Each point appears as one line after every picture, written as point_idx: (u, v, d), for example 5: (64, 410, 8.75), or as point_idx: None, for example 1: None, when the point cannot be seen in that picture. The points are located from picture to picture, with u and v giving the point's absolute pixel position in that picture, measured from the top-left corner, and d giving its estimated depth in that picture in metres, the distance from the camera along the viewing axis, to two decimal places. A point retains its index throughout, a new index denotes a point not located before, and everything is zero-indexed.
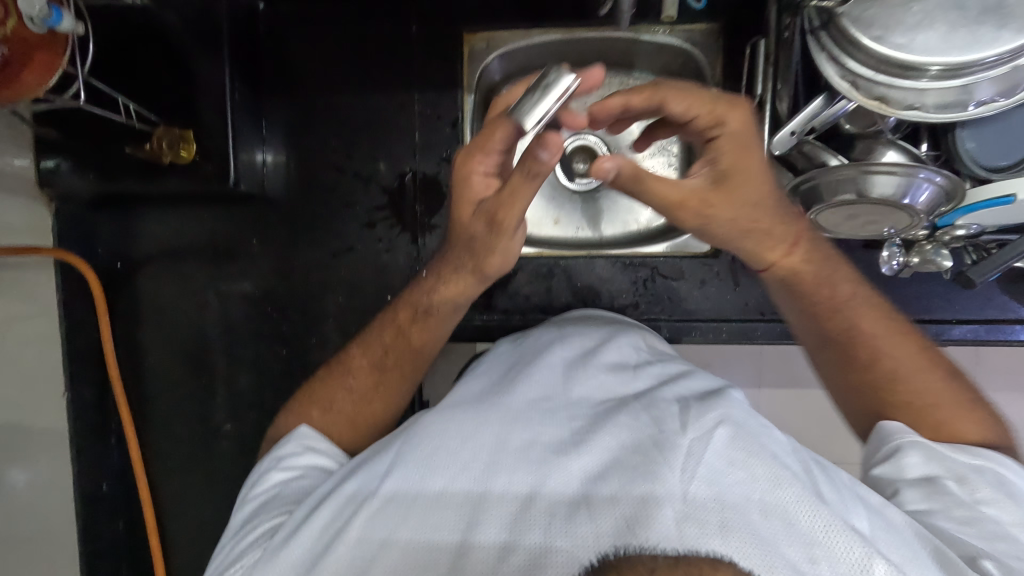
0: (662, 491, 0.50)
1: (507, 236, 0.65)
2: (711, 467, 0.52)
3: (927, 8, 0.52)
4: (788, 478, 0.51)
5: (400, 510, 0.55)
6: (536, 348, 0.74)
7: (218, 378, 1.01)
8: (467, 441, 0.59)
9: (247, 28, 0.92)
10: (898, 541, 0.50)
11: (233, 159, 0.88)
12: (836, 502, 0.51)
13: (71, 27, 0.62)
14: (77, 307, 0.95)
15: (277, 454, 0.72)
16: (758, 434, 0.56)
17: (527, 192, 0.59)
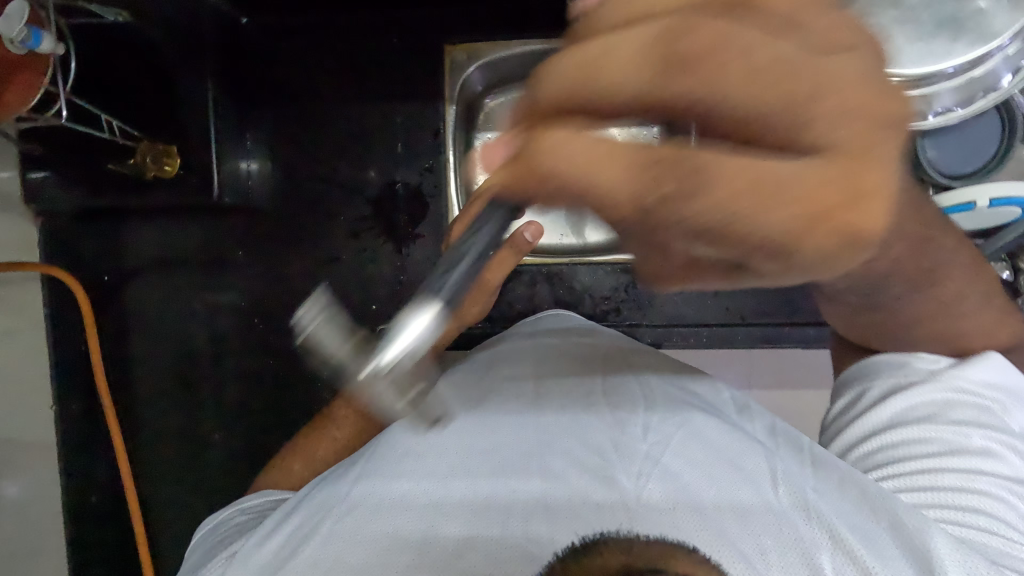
0: (619, 496, 0.55)
1: (489, 291, 0.79)
2: (667, 468, 0.57)
3: (884, 22, 0.53)
4: (747, 474, 0.56)
5: (370, 508, 0.57)
6: (501, 357, 0.73)
7: (205, 388, 1.02)
8: (434, 450, 0.60)
9: (229, 43, 0.92)
10: (845, 514, 0.53)
11: (217, 169, 0.91)
12: (787, 496, 0.54)
13: (51, 48, 0.64)
14: (65, 320, 0.95)
15: (240, 505, 0.67)
16: (716, 437, 0.59)
17: (510, 260, 0.76)
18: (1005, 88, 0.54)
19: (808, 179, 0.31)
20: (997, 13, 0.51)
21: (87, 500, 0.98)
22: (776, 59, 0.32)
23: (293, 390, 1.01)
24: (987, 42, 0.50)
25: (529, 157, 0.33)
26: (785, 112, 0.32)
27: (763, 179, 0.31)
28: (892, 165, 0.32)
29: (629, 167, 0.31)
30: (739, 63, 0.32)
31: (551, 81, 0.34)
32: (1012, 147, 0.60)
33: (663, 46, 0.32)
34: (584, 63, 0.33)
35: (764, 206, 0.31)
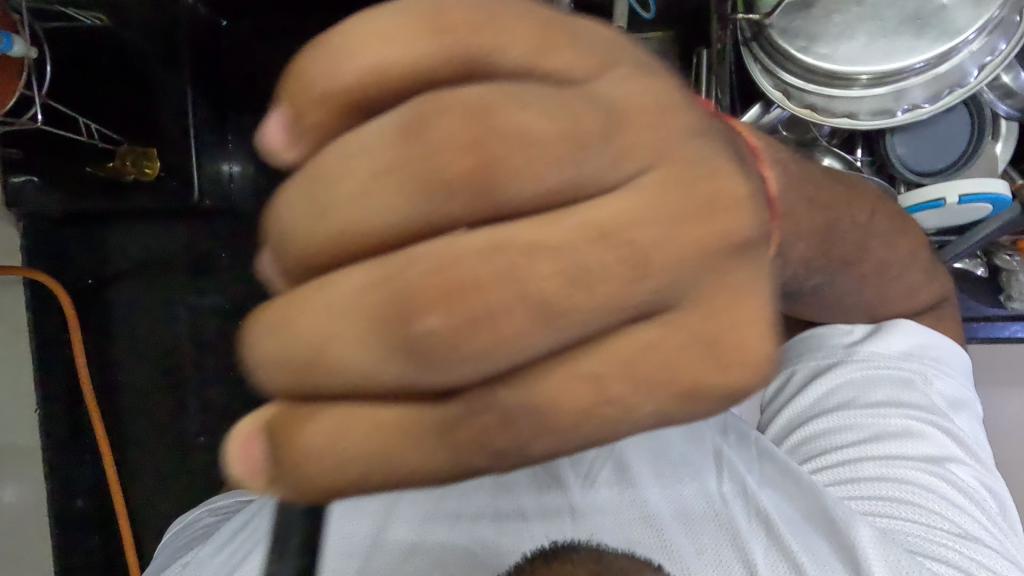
0: (565, 497, 0.57)
1: None
2: (619, 468, 0.58)
3: (848, 18, 0.53)
4: (694, 472, 0.57)
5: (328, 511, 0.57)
6: None
7: (189, 390, 1.03)
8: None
9: (207, 44, 0.92)
10: (782, 510, 0.53)
11: (197, 166, 0.91)
12: (733, 496, 0.55)
13: (22, 51, 0.64)
14: (46, 325, 0.95)
15: (212, 505, 0.68)
16: (671, 437, 0.59)
17: None
18: (971, 85, 0.54)
19: (590, 371, 0.19)
20: (959, 10, 0.51)
21: (73, 504, 0.98)
22: (568, 265, 0.18)
23: None
24: (951, 39, 0.50)
25: (277, 474, 0.20)
26: (511, 320, 0.18)
27: (599, 385, 0.19)
28: (763, 312, 0.21)
29: (392, 353, 0.18)
30: (517, 299, 0.18)
31: (264, 344, 0.19)
32: (981, 145, 0.60)
33: (393, 317, 0.18)
34: (278, 315, 0.19)
35: (625, 389, 0.19)
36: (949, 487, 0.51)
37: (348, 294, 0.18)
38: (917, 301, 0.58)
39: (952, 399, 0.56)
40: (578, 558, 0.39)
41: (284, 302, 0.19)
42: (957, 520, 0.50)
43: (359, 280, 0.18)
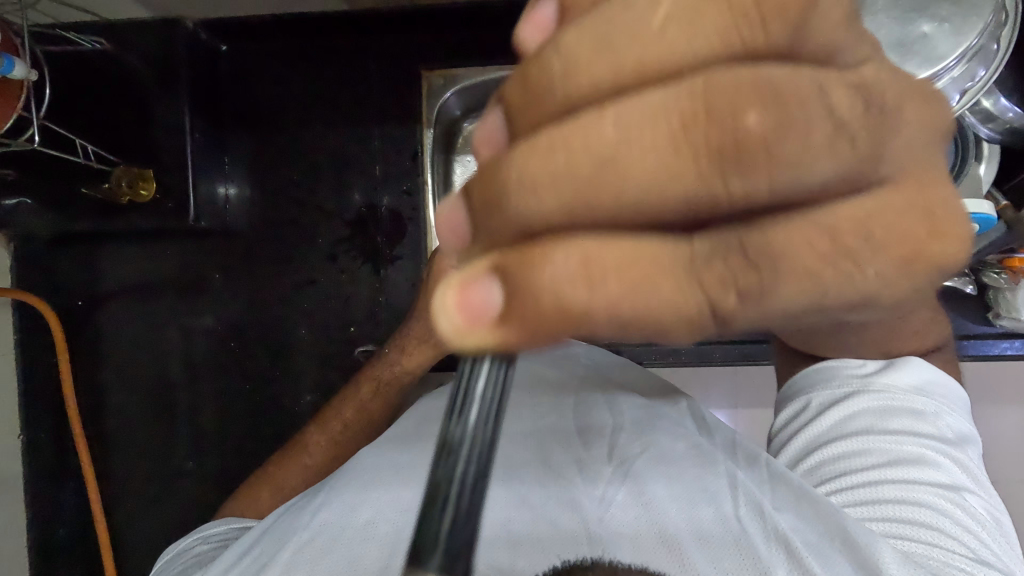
0: (579, 520, 0.53)
1: None
2: (635, 488, 0.55)
3: None
4: (708, 494, 0.53)
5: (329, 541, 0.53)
6: None
7: (180, 413, 1.01)
8: (403, 471, 0.58)
9: (207, 69, 0.93)
10: (803, 532, 0.50)
11: (193, 193, 0.90)
12: (749, 516, 0.51)
13: (23, 74, 0.65)
14: (35, 347, 0.94)
15: (203, 531, 0.66)
16: (684, 461, 0.57)
17: None
18: (954, 109, 0.56)
19: (832, 222, 0.21)
20: (940, 38, 0.52)
21: (55, 532, 0.95)
22: (851, 96, 0.21)
23: (269, 414, 1.01)
24: (934, 64, 0.52)
25: (517, 305, 0.20)
26: (800, 258, 0.21)
27: (819, 275, 0.21)
28: (956, 204, 0.22)
29: (674, 282, 0.20)
30: (821, 119, 0.20)
31: (532, 163, 0.20)
32: (966, 166, 0.62)
33: (700, 124, 0.19)
34: (540, 164, 0.20)
35: (864, 241, 0.21)
36: (961, 513, 0.52)
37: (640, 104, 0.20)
38: (928, 336, 0.58)
39: (957, 427, 0.57)
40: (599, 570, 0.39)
41: (566, 124, 0.20)
42: (967, 543, 0.50)
43: (664, 97, 0.20)
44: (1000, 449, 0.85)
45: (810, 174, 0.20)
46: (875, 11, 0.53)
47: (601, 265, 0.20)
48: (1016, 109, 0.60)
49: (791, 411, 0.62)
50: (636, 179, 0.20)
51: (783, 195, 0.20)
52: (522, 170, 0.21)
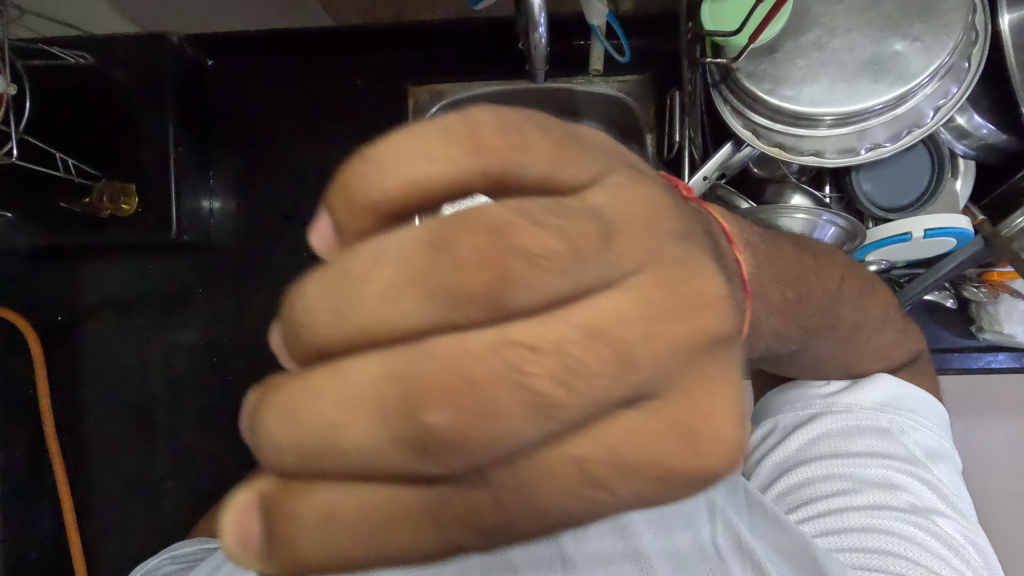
0: (553, 549, 0.45)
1: None
2: (613, 513, 0.48)
3: (810, 63, 0.55)
4: (694, 523, 0.48)
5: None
6: None
7: (160, 431, 0.99)
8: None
9: (193, 83, 0.93)
10: (775, 562, 0.48)
11: (177, 207, 0.89)
12: (728, 553, 0.47)
13: (4, 88, 0.64)
14: (13, 362, 0.93)
15: (172, 552, 0.61)
16: (669, 487, 0.51)
17: None
18: (928, 125, 0.57)
19: (580, 454, 0.22)
20: (913, 56, 0.53)
21: (27, 554, 0.93)
22: (550, 233, 0.22)
23: None
24: (909, 81, 0.53)
25: (269, 544, 0.23)
26: (504, 415, 0.21)
27: (585, 465, 0.22)
28: (735, 407, 0.24)
29: (378, 415, 0.21)
30: (589, 222, 0.23)
31: (310, 340, 0.22)
32: (941, 182, 0.63)
33: (439, 315, 0.21)
34: (290, 400, 0.22)
35: (607, 468, 0.22)
36: (930, 538, 0.51)
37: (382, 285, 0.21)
38: (890, 355, 0.60)
39: (927, 449, 0.57)
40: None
41: (323, 330, 0.22)
42: (940, 570, 0.49)
43: (397, 251, 0.21)
44: (990, 465, 0.85)
45: (592, 282, 0.23)
46: (849, 30, 0.55)
47: (331, 506, 0.22)
48: (990, 126, 0.61)
49: (761, 437, 0.62)
50: (346, 398, 0.21)
51: (532, 303, 0.22)
52: (302, 409, 0.22)
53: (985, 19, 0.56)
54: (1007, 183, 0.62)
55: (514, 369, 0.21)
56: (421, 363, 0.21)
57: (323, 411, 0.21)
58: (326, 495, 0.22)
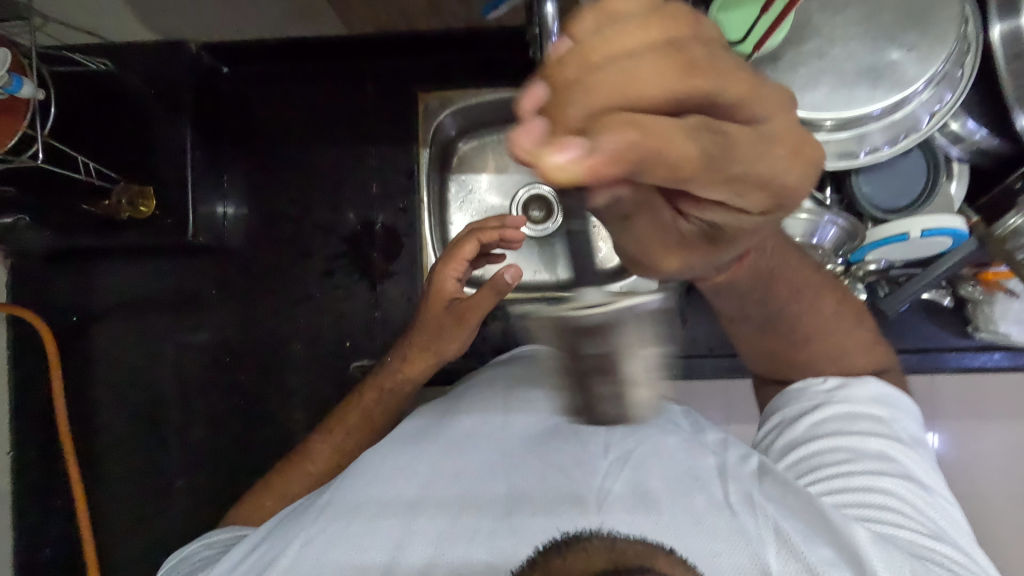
0: (579, 509, 0.52)
1: (467, 327, 0.77)
2: (631, 478, 0.55)
3: (811, 71, 0.58)
4: (699, 485, 0.54)
5: (326, 548, 0.54)
6: (503, 382, 0.69)
7: (172, 430, 1.00)
8: (404, 474, 0.59)
9: (208, 90, 0.95)
10: (790, 521, 0.52)
11: (192, 211, 0.90)
12: (742, 507, 0.52)
13: (32, 93, 0.66)
14: (28, 363, 0.94)
15: (206, 540, 0.66)
16: (679, 457, 0.57)
17: (490, 300, 0.75)
18: (923, 130, 0.59)
19: (788, 177, 0.32)
20: (908, 65, 0.56)
21: (41, 551, 0.94)
22: (781, 96, 0.30)
23: (263, 430, 1.00)
24: (904, 89, 0.55)
25: (583, 132, 0.25)
26: (755, 134, 0.29)
27: (775, 185, 0.31)
28: None
29: (699, 91, 0.27)
30: (768, 98, 0.30)
31: (612, 23, 0.26)
32: (937, 184, 0.66)
33: (701, 73, 0.27)
34: (597, 79, 0.26)
35: (791, 185, 0.32)
36: (920, 500, 0.55)
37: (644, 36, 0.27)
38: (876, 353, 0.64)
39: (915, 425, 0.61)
40: (593, 547, 0.41)
41: (622, 57, 0.26)
42: (927, 527, 0.54)
43: (681, 31, 0.27)
44: (997, 469, 0.86)
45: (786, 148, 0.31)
46: (847, 40, 0.57)
47: (658, 150, 0.25)
48: (983, 131, 0.64)
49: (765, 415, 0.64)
50: (668, 94, 0.27)
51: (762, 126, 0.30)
52: (611, 30, 0.26)
53: (976, 31, 0.59)
54: (1001, 186, 0.64)
55: (757, 116, 0.29)
56: (710, 68, 0.27)
57: (654, 87, 0.26)
58: (635, 147, 0.26)
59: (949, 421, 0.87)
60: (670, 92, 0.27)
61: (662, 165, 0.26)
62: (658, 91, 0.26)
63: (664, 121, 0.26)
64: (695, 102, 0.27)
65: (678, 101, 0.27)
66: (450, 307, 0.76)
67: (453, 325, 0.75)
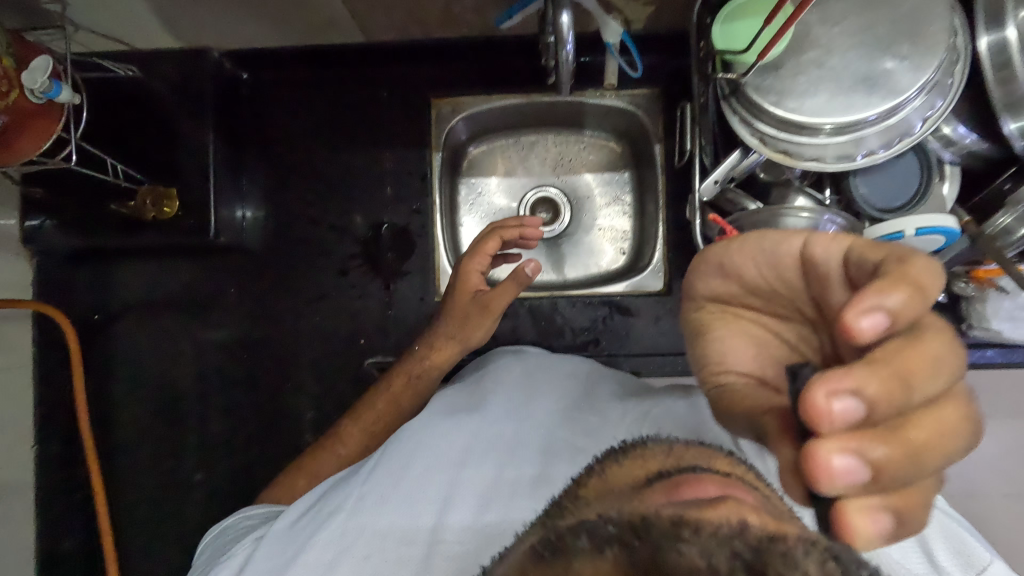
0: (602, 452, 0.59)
1: (490, 318, 0.83)
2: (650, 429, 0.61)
3: (812, 79, 0.61)
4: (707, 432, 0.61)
5: (376, 509, 0.61)
6: (526, 367, 0.74)
7: (189, 426, 1.03)
8: (443, 442, 0.66)
9: (229, 96, 0.99)
10: None
11: (213, 212, 0.94)
12: None
13: (69, 98, 0.69)
14: (51, 360, 0.97)
15: (246, 513, 0.72)
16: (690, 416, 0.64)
17: (512, 291, 0.82)
18: (917, 134, 0.63)
19: (911, 518, 0.32)
20: (902, 73, 0.59)
21: (61, 544, 0.96)
22: (930, 472, 0.32)
23: (278, 426, 1.03)
24: (899, 95, 0.59)
25: (864, 391, 0.29)
26: (911, 513, 0.32)
27: (911, 456, 0.30)
28: (925, 502, 0.33)
29: (890, 376, 0.30)
30: (933, 467, 0.32)
31: (922, 401, 0.31)
32: (930, 185, 0.69)
33: (902, 393, 0.30)
34: (912, 361, 0.31)
35: (907, 526, 0.32)
36: None
37: (922, 412, 0.31)
38: None
39: None
40: (658, 483, 0.34)
41: (919, 413, 0.31)
42: None
43: (914, 465, 0.31)
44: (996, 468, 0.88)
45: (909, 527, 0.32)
46: (845, 50, 0.61)
47: (836, 473, 0.29)
48: (972, 135, 0.67)
49: None
50: (887, 469, 0.30)
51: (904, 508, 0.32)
52: (898, 462, 0.30)
53: (965, 42, 0.62)
54: (988, 188, 0.69)
55: (914, 513, 0.32)
56: (899, 470, 0.30)
57: (871, 455, 0.29)
58: (836, 438, 0.29)
59: None
60: (879, 458, 0.30)
61: (845, 402, 0.28)
62: (868, 481, 0.29)
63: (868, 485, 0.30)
64: (891, 396, 0.30)
65: (873, 438, 0.30)
66: (476, 297, 0.83)
67: (478, 314, 0.82)
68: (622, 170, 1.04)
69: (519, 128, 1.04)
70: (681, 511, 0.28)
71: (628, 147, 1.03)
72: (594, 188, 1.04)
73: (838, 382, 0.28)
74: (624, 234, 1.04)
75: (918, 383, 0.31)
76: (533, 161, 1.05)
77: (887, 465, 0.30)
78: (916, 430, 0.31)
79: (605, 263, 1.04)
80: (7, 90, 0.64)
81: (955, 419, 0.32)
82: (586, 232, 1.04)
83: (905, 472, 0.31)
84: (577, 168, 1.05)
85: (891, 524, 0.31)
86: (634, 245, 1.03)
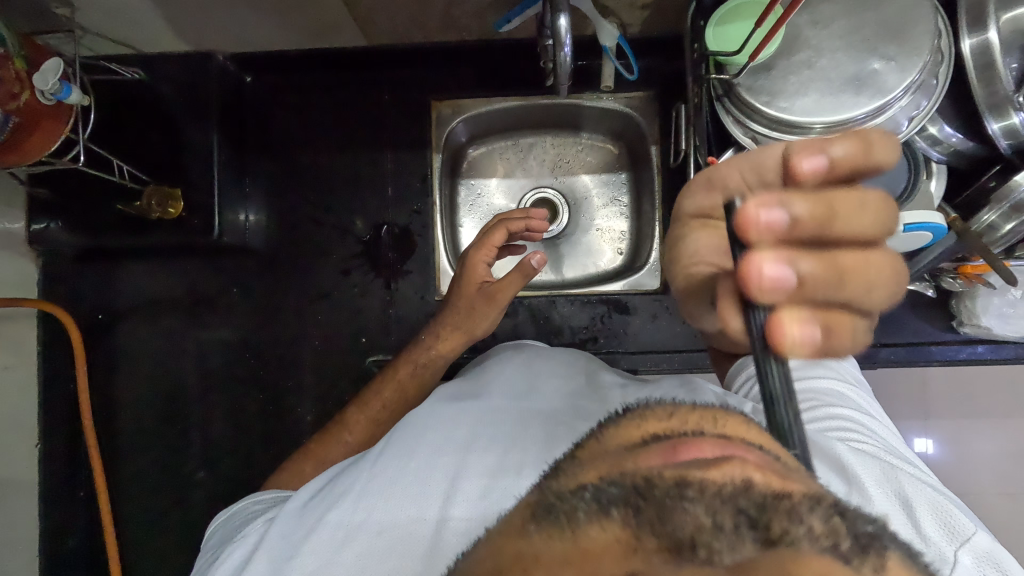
0: None
1: (496, 308, 0.86)
2: None
3: (802, 79, 0.63)
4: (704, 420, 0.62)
5: (379, 496, 0.62)
6: (522, 359, 0.77)
7: (192, 424, 1.04)
8: (445, 429, 0.67)
9: (233, 99, 1.00)
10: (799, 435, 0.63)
11: (218, 213, 0.95)
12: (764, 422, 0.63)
13: (78, 99, 0.71)
14: (55, 359, 0.98)
15: (254, 498, 0.74)
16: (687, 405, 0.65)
17: (518, 281, 0.84)
18: (904, 132, 0.65)
19: (838, 318, 0.44)
20: (889, 74, 0.62)
21: (65, 541, 0.97)
22: (856, 291, 0.44)
23: (280, 424, 1.04)
24: (886, 95, 0.61)
25: (794, 214, 0.41)
26: (837, 319, 0.44)
27: (836, 276, 0.43)
28: (850, 329, 0.45)
29: (823, 207, 0.42)
30: (857, 289, 0.44)
31: (851, 226, 0.43)
32: (918, 182, 0.71)
33: (833, 224, 0.42)
34: (844, 198, 0.42)
35: (837, 336, 0.44)
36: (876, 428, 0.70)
37: (851, 236, 0.43)
38: None
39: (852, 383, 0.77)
40: (658, 446, 0.36)
41: (846, 248, 0.43)
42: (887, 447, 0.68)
43: (841, 269, 0.43)
44: (982, 462, 0.92)
45: (836, 341, 0.45)
46: (833, 51, 0.63)
47: (773, 282, 0.40)
48: (958, 135, 0.70)
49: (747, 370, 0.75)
50: (816, 272, 0.42)
51: (831, 312, 0.44)
52: (825, 263, 0.42)
53: (950, 44, 0.64)
54: (975, 186, 0.71)
55: (841, 322, 0.44)
56: (826, 277, 0.42)
57: (805, 262, 0.42)
58: (771, 253, 0.40)
59: (940, 416, 0.92)
60: (809, 260, 0.42)
61: (776, 221, 0.40)
62: (804, 279, 0.42)
63: (801, 286, 0.42)
64: (820, 226, 0.42)
65: (804, 252, 0.42)
66: (481, 289, 0.85)
67: (484, 305, 0.85)
68: (619, 171, 1.06)
69: (517, 130, 1.06)
70: (684, 472, 0.30)
71: (625, 148, 1.05)
72: (592, 189, 1.06)
73: (772, 210, 0.40)
74: (621, 234, 1.05)
75: (847, 217, 0.43)
76: (532, 162, 1.07)
77: (814, 268, 0.42)
78: (841, 253, 0.43)
79: (603, 263, 1.06)
80: (18, 90, 0.65)
81: (876, 266, 0.44)
82: (584, 232, 1.06)
83: (832, 281, 0.43)
84: (574, 169, 1.07)
85: (821, 318, 0.43)
86: (631, 244, 1.05)
